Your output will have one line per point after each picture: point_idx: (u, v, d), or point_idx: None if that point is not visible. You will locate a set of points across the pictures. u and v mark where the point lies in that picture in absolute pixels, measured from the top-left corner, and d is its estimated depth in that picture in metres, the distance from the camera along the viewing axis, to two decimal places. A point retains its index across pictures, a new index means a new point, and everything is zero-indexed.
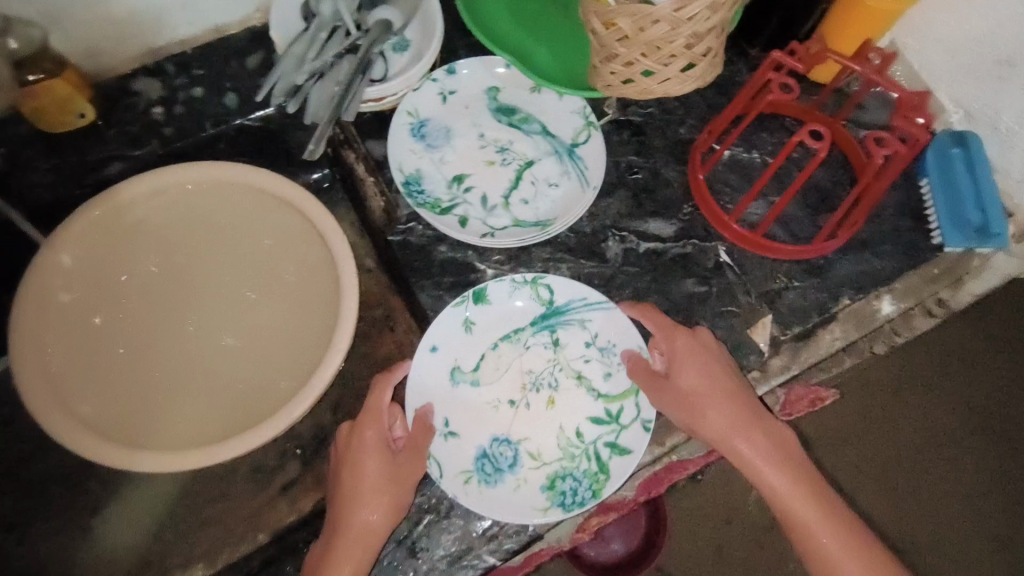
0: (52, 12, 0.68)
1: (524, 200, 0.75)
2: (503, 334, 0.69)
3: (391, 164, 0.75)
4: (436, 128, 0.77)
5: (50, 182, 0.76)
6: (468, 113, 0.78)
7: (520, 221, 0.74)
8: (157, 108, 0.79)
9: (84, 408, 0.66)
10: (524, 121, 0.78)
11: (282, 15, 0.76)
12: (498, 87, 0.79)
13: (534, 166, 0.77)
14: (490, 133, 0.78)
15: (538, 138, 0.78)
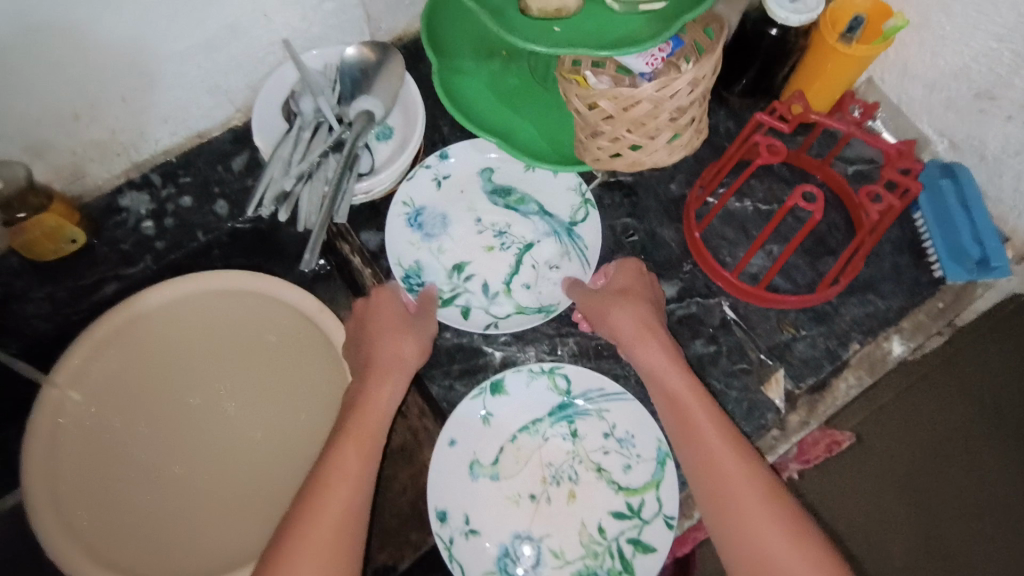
0: (35, 148, 0.68)
1: (525, 285, 0.76)
2: (521, 426, 0.69)
3: (390, 259, 0.75)
4: (432, 216, 0.78)
5: (47, 312, 0.75)
6: (463, 198, 0.79)
7: (523, 308, 0.75)
8: (148, 222, 0.79)
9: (98, 538, 0.66)
10: (520, 202, 0.79)
11: (263, 119, 0.77)
12: (491, 167, 0.80)
13: (534, 248, 0.77)
14: (487, 216, 0.78)
15: (535, 218, 0.78)
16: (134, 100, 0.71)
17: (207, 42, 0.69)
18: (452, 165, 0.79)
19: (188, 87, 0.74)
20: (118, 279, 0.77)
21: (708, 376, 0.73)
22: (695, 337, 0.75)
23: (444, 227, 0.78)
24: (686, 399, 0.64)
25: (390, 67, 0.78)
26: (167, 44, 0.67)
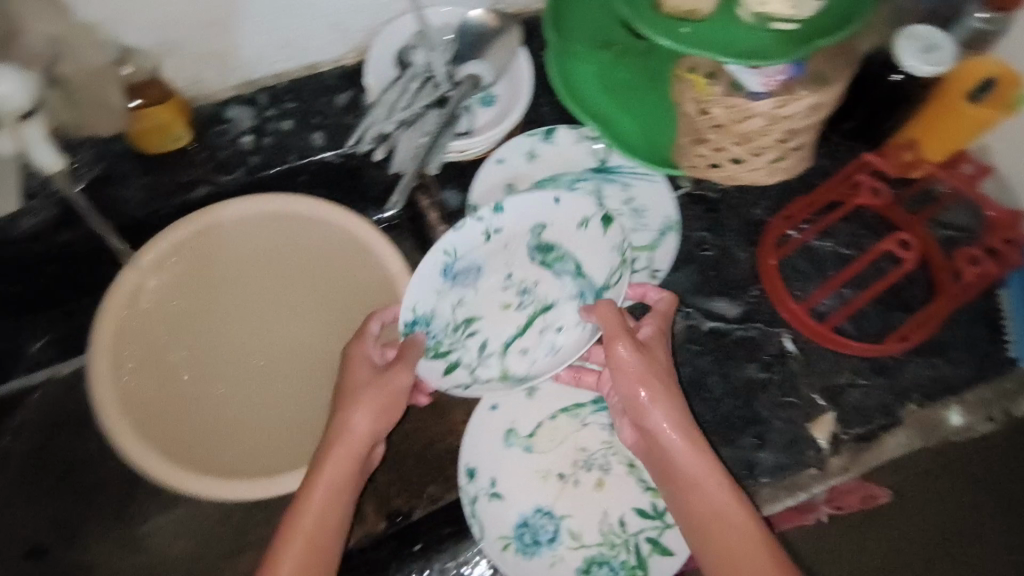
0: (166, 45, 0.71)
1: (524, 350, 0.69)
2: (562, 406, 0.70)
3: (404, 302, 0.66)
4: (466, 267, 0.69)
5: (141, 199, 0.77)
6: (503, 252, 0.69)
7: (509, 374, 0.68)
8: (247, 137, 0.81)
9: (142, 412, 0.69)
10: (558, 259, 0.70)
11: (377, 63, 0.79)
12: (543, 219, 0.70)
13: (552, 312, 0.70)
14: (519, 271, 0.70)
15: (567, 279, 0.70)
16: (265, 20, 0.73)
17: None
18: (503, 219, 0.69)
19: (315, 17, 0.75)
20: (211, 185, 0.80)
21: (756, 402, 0.73)
22: (750, 361, 0.75)
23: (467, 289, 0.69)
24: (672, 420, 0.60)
25: (506, 38, 0.79)
26: None
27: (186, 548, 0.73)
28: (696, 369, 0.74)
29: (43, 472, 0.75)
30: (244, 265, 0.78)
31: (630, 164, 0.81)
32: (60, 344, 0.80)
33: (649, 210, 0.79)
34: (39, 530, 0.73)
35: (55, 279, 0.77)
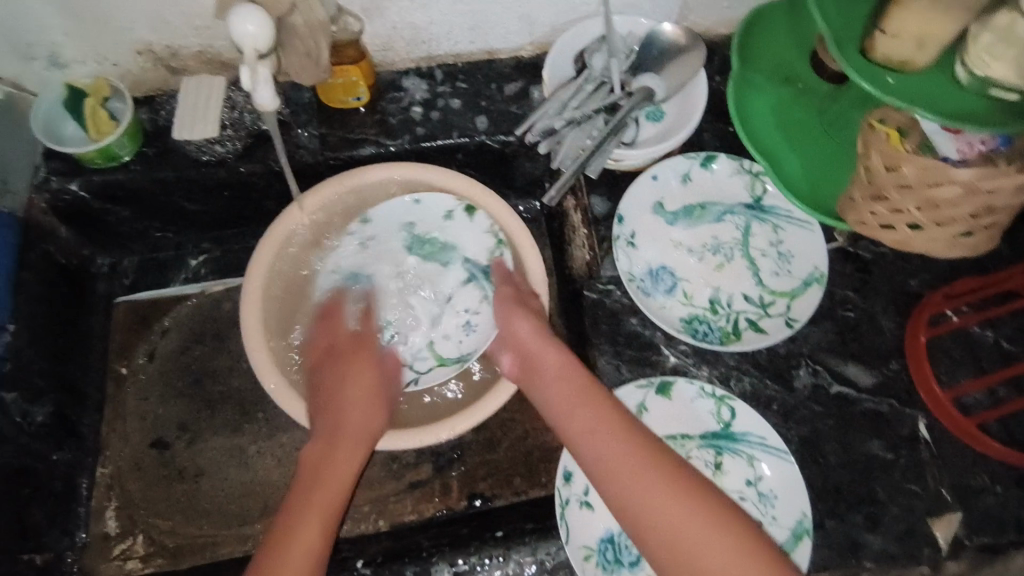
0: (371, 10, 0.75)
1: (445, 337, 0.78)
2: (670, 433, 0.70)
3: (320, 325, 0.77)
4: (354, 275, 0.80)
5: (314, 148, 0.82)
6: (387, 251, 0.80)
7: (444, 359, 0.77)
8: (417, 108, 0.85)
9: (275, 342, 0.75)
10: (440, 250, 0.80)
11: (558, 60, 0.81)
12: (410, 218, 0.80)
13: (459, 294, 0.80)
14: (402, 261, 0.80)
15: (457, 268, 0.80)
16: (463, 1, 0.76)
17: None
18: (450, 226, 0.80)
19: (507, 6, 0.78)
20: (376, 146, 0.83)
21: (875, 482, 0.68)
22: (875, 437, 0.70)
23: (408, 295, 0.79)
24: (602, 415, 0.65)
25: (689, 58, 0.78)
26: None
27: (285, 475, 0.80)
28: (815, 431, 0.70)
29: (178, 376, 0.84)
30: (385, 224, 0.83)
31: (786, 206, 0.78)
32: (216, 264, 0.91)
33: (797, 257, 0.76)
34: (165, 425, 0.82)
35: (225, 207, 0.86)
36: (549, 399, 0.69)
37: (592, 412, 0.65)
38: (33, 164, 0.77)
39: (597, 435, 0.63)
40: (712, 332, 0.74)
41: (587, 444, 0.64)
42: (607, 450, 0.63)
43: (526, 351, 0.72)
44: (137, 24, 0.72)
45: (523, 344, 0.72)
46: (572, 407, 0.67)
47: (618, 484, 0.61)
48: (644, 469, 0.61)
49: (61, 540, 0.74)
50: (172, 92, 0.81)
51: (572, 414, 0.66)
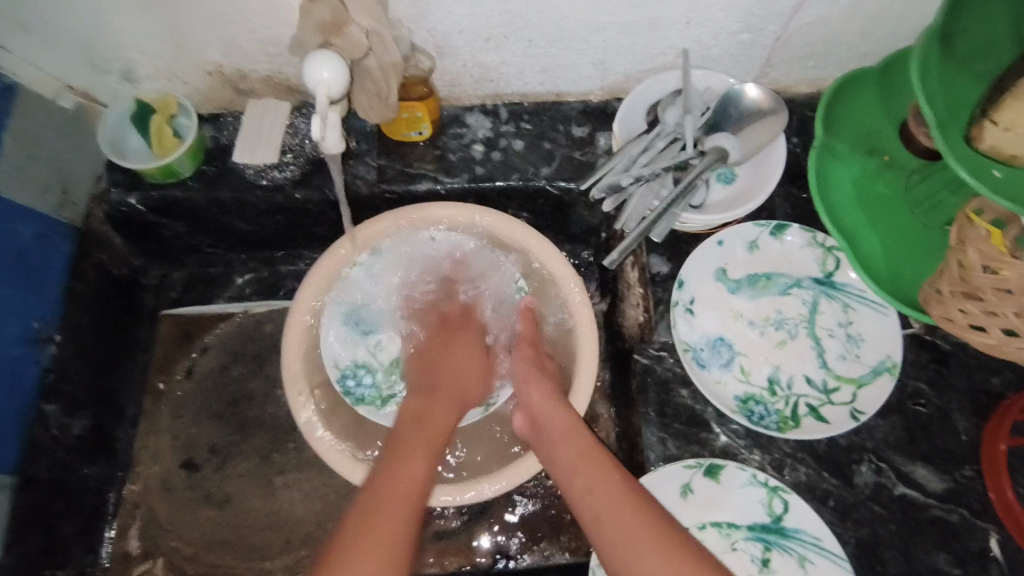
0: (443, 48, 0.73)
1: None
2: (715, 519, 0.65)
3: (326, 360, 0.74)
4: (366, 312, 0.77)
5: (372, 179, 0.81)
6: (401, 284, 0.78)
7: None
8: (479, 146, 0.83)
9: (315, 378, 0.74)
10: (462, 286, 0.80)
11: (629, 113, 0.78)
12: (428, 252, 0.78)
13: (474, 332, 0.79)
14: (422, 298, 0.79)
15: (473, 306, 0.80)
16: (538, 44, 0.74)
17: (628, 24, 0.71)
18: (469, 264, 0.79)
19: (583, 53, 0.76)
20: (434, 182, 0.81)
21: None
22: (941, 549, 0.65)
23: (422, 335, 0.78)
24: (602, 469, 0.62)
25: (769, 123, 0.74)
26: (599, 13, 0.69)
27: (312, 511, 0.79)
28: (874, 534, 0.66)
29: (213, 396, 0.84)
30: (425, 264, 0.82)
31: (859, 285, 0.73)
32: (261, 286, 0.89)
33: (867, 341, 0.71)
34: (196, 446, 0.81)
35: (276, 229, 0.85)
36: (556, 459, 0.65)
37: (592, 473, 0.62)
38: (96, 175, 0.78)
39: (594, 493, 0.60)
40: (769, 416, 0.69)
41: (585, 503, 0.60)
42: (602, 509, 0.59)
43: (535, 418, 0.68)
44: (210, 47, 0.71)
45: (534, 409, 0.69)
46: (572, 464, 0.63)
47: (611, 542, 0.56)
48: (636, 524, 0.56)
49: (84, 555, 0.75)
50: (239, 112, 0.81)
51: (570, 475, 0.63)
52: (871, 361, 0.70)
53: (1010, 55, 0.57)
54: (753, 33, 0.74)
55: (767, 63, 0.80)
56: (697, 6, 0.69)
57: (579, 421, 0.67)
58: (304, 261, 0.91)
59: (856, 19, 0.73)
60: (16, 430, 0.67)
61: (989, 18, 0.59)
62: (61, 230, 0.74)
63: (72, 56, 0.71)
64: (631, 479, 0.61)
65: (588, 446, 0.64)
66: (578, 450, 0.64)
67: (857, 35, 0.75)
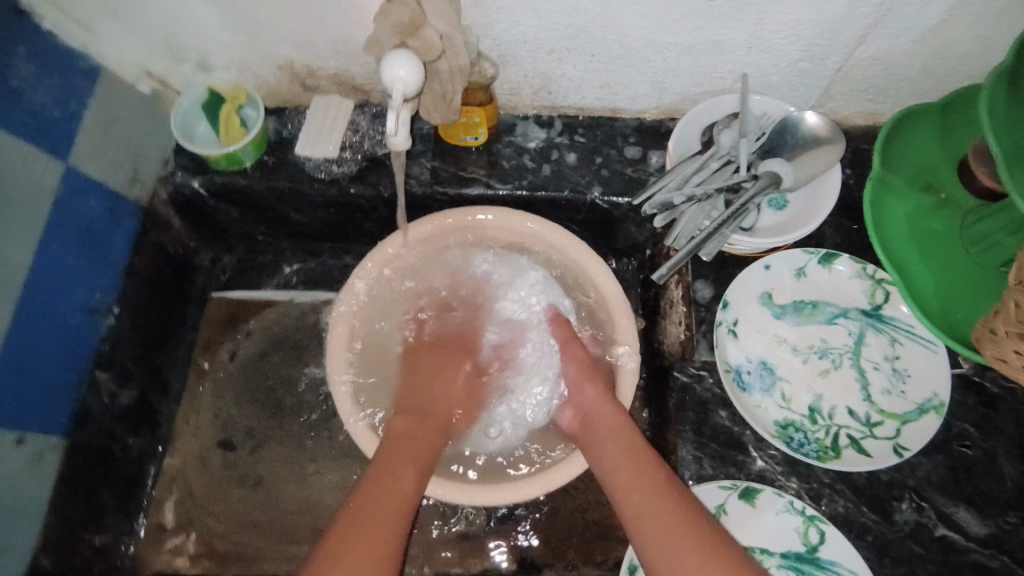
0: (507, 57, 0.75)
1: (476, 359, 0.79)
2: (748, 544, 0.64)
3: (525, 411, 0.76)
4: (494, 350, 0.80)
5: (425, 179, 0.83)
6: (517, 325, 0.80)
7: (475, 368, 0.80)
8: (532, 155, 0.84)
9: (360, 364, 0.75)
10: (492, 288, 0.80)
11: (684, 133, 0.79)
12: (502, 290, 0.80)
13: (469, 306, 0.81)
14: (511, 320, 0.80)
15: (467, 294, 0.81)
16: (599, 59, 0.75)
17: (690, 46, 0.72)
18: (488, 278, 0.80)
19: (643, 71, 0.77)
20: (486, 187, 0.83)
21: None
22: None
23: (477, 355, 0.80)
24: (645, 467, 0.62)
25: (826, 149, 0.74)
26: (664, 32, 0.70)
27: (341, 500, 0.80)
28: (912, 574, 0.64)
29: (252, 381, 0.85)
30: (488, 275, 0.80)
31: (908, 320, 0.73)
32: (307, 276, 0.92)
33: (913, 377, 0.70)
34: (234, 427, 0.83)
35: (327, 222, 0.88)
36: (602, 457, 0.65)
37: (640, 470, 0.62)
38: (163, 160, 0.81)
39: (638, 487, 0.60)
40: (809, 444, 0.68)
41: (627, 498, 0.61)
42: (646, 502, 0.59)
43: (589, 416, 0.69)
44: (283, 43, 0.74)
45: (587, 406, 0.70)
46: (618, 461, 0.64)
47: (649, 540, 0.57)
48: (675, 521, 0.57)
49: (121, 523, 0.75)
50: (303, 107, 0.84)
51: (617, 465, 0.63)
52: (915, 398, 0.70)
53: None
54: (815, 63, 0.75)
55: (824, 93, 0.80)
56: (761, 32, 0.70)
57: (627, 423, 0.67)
58: (350, 254, 0.93)
59: (922, 54, 0.73)
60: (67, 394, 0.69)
61: None
62: (127, 206, 0.77)
63: (152, 44, 0.75)
64: (674, 478, 0.61)
65: (635, 448, 0.64)
66: (622, 449, 0.64)
67: (919, 71, 0.75)
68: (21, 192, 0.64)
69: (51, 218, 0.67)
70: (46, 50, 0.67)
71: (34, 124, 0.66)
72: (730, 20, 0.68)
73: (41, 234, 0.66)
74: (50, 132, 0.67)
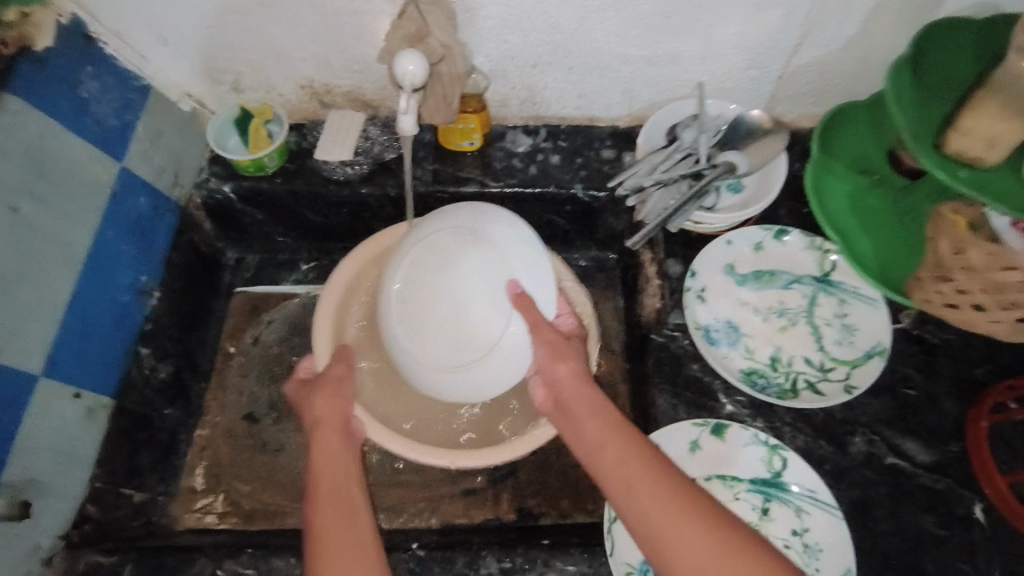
0: (497, 71, 0.88)
1: (451, 335, 0.66)
2: (720, 472, 0.74)
3: (491, 377, 0.68)
4: (458, 318, 0.66)
5: (428, 179, 0.94)
6: (484, 287, 0.65)
7: (449, 343, 0.67)
8: (521, 158, 0.96)
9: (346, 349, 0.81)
10: (465, 259, 0.66)
11: (651, 133, 0.92)
12: (466, 258, 0.66)
13: (434, 277, 0.66)
14: (477, 286, 0.65)
15: (437, 270, 0.66)
16: (575, 71, 0.88)
17: (652, 57, 0.85)
18: (450, 248, 0.66)
19: (614, 81, 0.90)
20: (481, 185, 0.94)
21: (923, 555, 0.70)
22: (928, 513, 0.72)
23: (445, 321, 0.66)
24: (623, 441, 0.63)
25: (774, 140, 0.86)
26: (628, 45, 0.83)
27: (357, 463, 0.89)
28: (866, 496, 0.73)
29: (275, 364, 0.96)
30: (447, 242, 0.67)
31: (853, 283, 0.82)
32: (323, 272, 1.03)
33: (861, 330, 0.80)
34: (257, 402, 0.93)
35: (341, 222, 0.99)
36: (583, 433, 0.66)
37: (622, 444, 0.62)
38: (198, 167, 0.93)
39: (623, 462, 0.60)
40: (771, 386, 0.78)
41: (613, 472, 0.61)
42: (634, 478, 0.59)
43: (559, 393, 0.70)
44: (305, 64, 0.87)
45: (558, 385, 0.70)
46: (599, 435, 0.64)
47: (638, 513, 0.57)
48: (659, 491, 0.57)
49: (157, 485, 0.83)
50: (320, 122, 0.97)
51: (601, 447, 0.63)
52: (863, 346, 0.79)
53: (950, 96, 0.70)
54: (759, 69, 0.88)
55: (771, 97, 0.93)
56: (711, 44, 0.83)
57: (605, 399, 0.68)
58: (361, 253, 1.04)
59: (848, 60, 0.86)
60: (116, 364, 0.79)
61: (936, 57, 0.72)
62: (170, 205, 0.89)
63: (194, 69, 0.87)
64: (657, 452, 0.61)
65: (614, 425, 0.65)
66: (602, 426, 0.65)
67: (849, 76, 0.88)
68: (84, 185, 0.75)
69: (107, 209, 0.78)
70: (108, 70, 0.79)
71: (97, 130, 0.77)
72: (682, 34, 0.81)
73: (99, 220, 0.77)
74: (109, 137, 0.79)
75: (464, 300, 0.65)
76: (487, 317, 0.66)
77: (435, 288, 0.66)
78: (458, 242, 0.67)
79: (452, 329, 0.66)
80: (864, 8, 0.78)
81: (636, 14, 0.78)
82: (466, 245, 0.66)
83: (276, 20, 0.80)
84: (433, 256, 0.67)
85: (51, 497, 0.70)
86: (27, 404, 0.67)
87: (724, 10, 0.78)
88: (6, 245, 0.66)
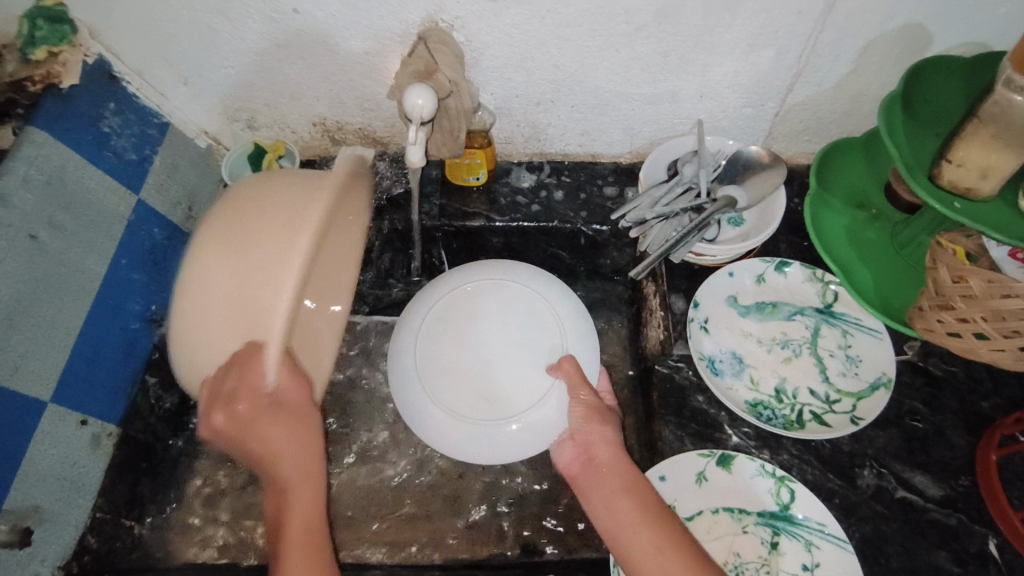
0: (501, 108, 0.91)
1: (487, 386, 0.72)
2: (727, 505, 0.73)
3: (509, 444, 0.70)
4: (496, 368, 0.72)
5: (434, 214, 0.97)
6: (531, 340, 0.73)
7: (480, 394, 0.72)
8: (525, 193, 0.99)
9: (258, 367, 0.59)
10: (516, 313, 0.75)
11: (653, 169, 0.95)
12: (517, 312, 0.75)
13: (479, 326, 0.74)
14: (526, 340, 0.74)
15: (484, 320, 0.74)
16: (578, 109, 0.91)
17: (651, 96, 0.88)
18: (500, 303, 0.75)
19: (615, 119, 0.93)
20: (487, 220, 0.96)
21: None
22: (942, 549, 0.70)
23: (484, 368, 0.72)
24: (649, 518, 0.62)
25: (771, 174, 0.88)
26: (628, 85, 0.87)
27: (360, 497, 0.89)
28: (878, 530, 0.71)
29: None
30: (499, 301, 0.76)
31: (856, 314, 0.83)
32: None
33: (864, 361, 0.80)
34: None
35: None
36: (606, 504, 0.64)
37: (649, 522, 0.61)
38: (212, 201, 0.96)
39: (650, 544, 0.60)
40: (776, 418, 0.78)
41: (639, 551, 0.60)
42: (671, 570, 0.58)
43: (592, 455, 0.69)
44: (319, 103, 0.90)
45: (592, 448, 0.69)
46: (624, 510, 0.63)
47: None
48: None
49: (157, 517, 0.83)
50: (330, 158, 1.00)
51: (631, 530, 0.61)
52: (867, 378, 0.79)
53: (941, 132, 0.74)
54: (755, 109, 0.90)
55: (768, 135, 0.95)
56: (708, 83, 0.86)
57: (632, 468, 0.67)
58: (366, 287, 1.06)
59: (842, 100, 0.88)
60: (123, 393, 0.80)
61: (926, 96, 0.76)
62: (183, 237, 0.91)
63: (211, 108, 0.91)
64: (684, 534, 0.61)
65: (642, 498, 0.64)
66: (626, 497, 0.64)
67: (844, 116, 0.91)
68: (101, 215, 0.77)
69: (123, 238, 0.81)
70: (130, 107, 0.83)
71: (116, 163, 0.80)
72: (680, 73, 0.84)
73: (113, 249, 0.79)
74: (127, 170, 0.81)
75: (505, 351, 0.73)
76: (530, 371, 0.72)
77: (475, 334, 0.74)
78: (508, 297, 0.76)
79: (489, 380, 0.72)
80: (854, 49, 0.80)
81: (635, 55, 0.82)
82: (521, 297, 0.76)
83: (290, 61, 0.83)
84: (481, 306, 0.75)
85: (51, 523, 0.70)
86: (32, 428, 0.67)
87: (718, 51, 0.81)
88: (22, 271, 0.67)
